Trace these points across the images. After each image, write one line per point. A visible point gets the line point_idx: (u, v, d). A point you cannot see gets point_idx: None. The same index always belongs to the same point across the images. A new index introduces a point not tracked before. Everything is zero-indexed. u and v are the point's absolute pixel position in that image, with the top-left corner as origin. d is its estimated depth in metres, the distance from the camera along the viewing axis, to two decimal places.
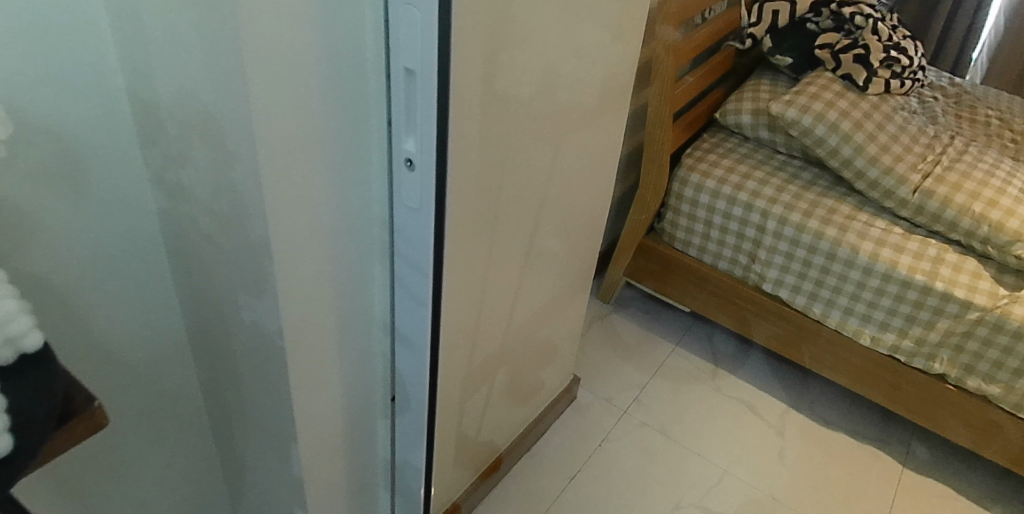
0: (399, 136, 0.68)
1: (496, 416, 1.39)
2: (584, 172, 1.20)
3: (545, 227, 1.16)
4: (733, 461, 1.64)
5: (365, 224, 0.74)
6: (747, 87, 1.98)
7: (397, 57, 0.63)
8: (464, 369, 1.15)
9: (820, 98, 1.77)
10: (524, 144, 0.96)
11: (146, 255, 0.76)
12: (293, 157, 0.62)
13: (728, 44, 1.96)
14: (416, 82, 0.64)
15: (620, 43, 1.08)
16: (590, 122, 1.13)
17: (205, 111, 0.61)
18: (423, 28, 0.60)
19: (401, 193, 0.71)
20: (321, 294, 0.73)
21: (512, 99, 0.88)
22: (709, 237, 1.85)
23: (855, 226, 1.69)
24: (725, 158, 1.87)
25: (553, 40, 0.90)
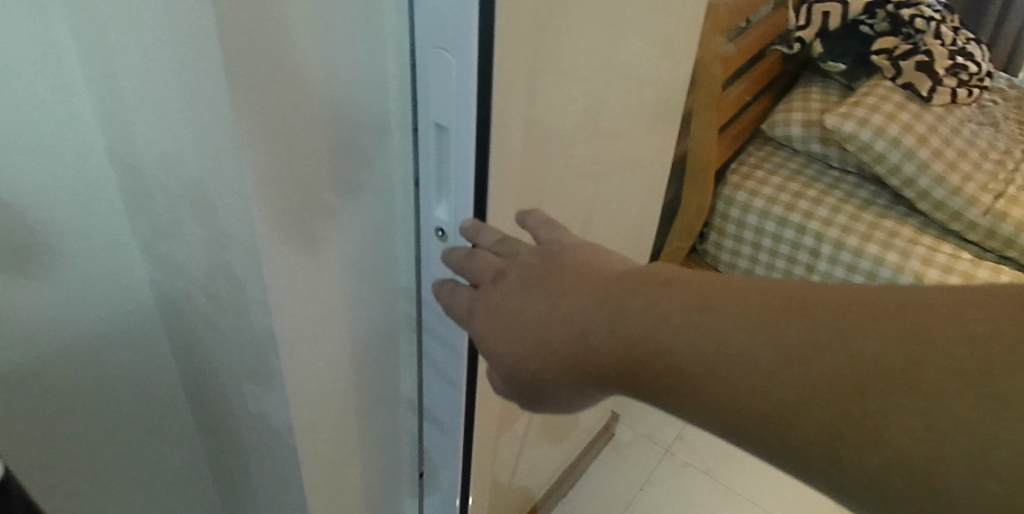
0: (428, 200, 0.58)
1: (531, 462, 1.28)
2: (620, 207, 1.05)
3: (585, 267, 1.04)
4: (787, 506, 1.52)
5: (387, 298, 0.64)
6: (795, 96, 1.82)
7: (425, 109, 0.53)
8: (497, 425, 1.04)
9: (880, 110, 1.63)
10: (567, 184, 0.85)
11: (130, 312, 0.72)
12: (296, 227, 0.52)
13: (774, 49, 1.76)
14: (449, 141, 0.54)
15: (671, 63, 0.96)
16: (633, 149, 0.99)
17: (198, 176, 0.52)
18: (459, 77, 0.50)
19: (433, 264, 0.61)
20: (338, 377, 0.63)
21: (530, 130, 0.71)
22: (757, 260, 1.74)
23: (919, 251, 1.56)
24: (775, 174, 1.74)
25: (593, 62, 0.76)
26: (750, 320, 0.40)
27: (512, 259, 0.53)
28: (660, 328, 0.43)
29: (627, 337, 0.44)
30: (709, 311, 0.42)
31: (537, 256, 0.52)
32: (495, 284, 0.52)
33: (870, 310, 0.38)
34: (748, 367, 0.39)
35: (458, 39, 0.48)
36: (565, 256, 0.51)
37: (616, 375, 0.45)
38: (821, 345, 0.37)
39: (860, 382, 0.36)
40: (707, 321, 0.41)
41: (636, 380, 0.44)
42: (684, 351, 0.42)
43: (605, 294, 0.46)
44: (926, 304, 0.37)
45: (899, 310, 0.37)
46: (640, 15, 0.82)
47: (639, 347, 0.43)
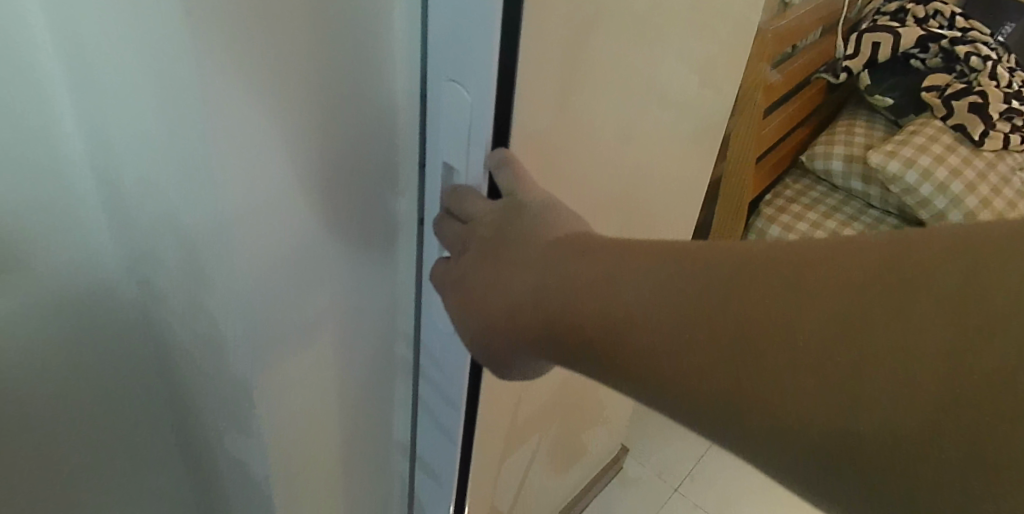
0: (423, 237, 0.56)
1: (536, 492, 1.24)
2: None
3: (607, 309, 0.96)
4: None
5: (377, 323, 0.62)
6: (839, 128, 1.74)
7: (436, 147, 0.51)
8: (497, 464, 0.98)
9: (929, 151, 1.55)
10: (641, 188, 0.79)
11: (118, 333, 0.67)
12: (267, 229, 0.49)
13: (819, 76, 1.69)
14: (458, 180, 0.52)
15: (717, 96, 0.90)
16: (680, 199, 0.90)
17: (182, 204, 0.50)
18: (472, 114, 0.48)
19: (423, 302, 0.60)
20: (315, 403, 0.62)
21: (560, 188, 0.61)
22: None
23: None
24: (811, 210, 1.67)
25: (650, 106, 0.67)
26: (750, 267, 0.36)
27: (476, 227, 0.49)
28: (637, 300, 0.38)
29: (614, 285, 0.40)
30: (708, 263, 0.37)
31: (495, 212, 0.48)
32: (461, 259, 0.49)
33: (874, 262, 0.32)
34: (741, 314, 0.35)
35: (475, 77, 0.45)
36: (526, 216, 0.46)
37: (587, 338, 0.41)
38: (811, 304, 0.33)
39: (863, 330, 0.31)
40: (691, 272, 0.37)
41: (607, 344, 0.40)
42: (666, 300, 0.38)
43: (587, 248, 0.43)
44: (942, 248, 0.31)
45: (903, 255, 0.32)
46: (701, 55, 0.73)
47: (612, 317, 0.39)
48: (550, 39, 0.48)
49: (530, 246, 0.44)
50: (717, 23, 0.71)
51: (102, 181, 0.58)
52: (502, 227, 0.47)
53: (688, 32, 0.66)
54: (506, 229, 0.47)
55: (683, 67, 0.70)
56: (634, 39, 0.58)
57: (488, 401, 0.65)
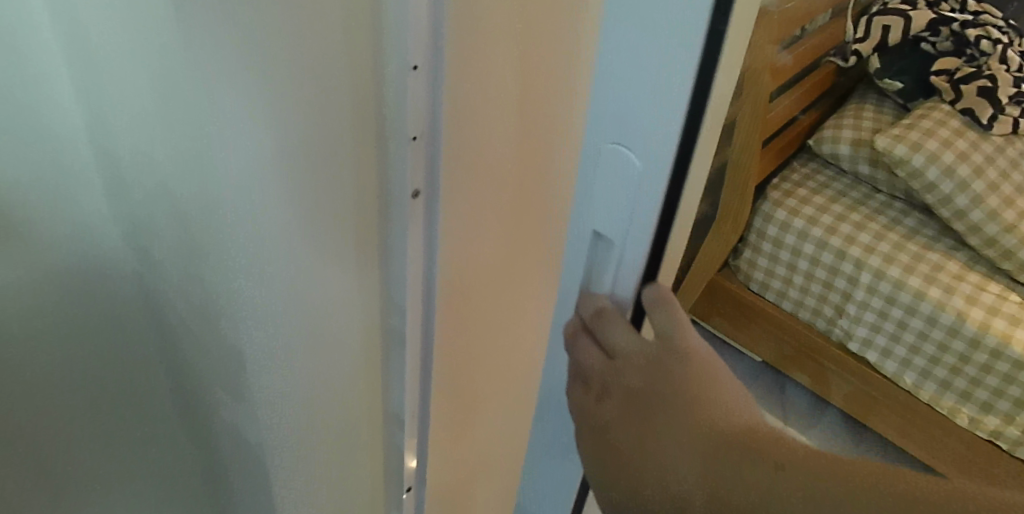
0: (410, 213, 0.53)
1: None
2: None
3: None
4: None
5: (366, 306, 0.60)
6: (846, 112, 1.69)
7: (586, 219, 0.66)
8: None
9: (937, 135, 1.54)
10: None
11: (116, 320, 0.65)
12: (266, 186, 0.51)
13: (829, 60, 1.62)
14: (603, 241, 0.66)
15: None
16: None
17: (186, 173, 0.53)
18: (630, 175, 0.61)
19: (413, 281, 0.57)
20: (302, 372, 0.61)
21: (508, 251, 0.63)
22: (792, 281, 1.69)
23: (942, 280, 1.55)
24: (818, 194, 1.67)
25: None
26: (757, 444, 0.50)
27: (621, 360, 0.64)
28: (688, 455, 0.52)
29: (661, 428, 0.56)
30: (742, 435, 0.52)
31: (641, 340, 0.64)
32: (600, 403, 0.64)
33: (860, 471, 0.43)
34: (740, 471, 0.49)
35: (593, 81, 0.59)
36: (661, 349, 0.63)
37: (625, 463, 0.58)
38: (812, 492, 0.43)
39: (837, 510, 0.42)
40: (722, 435, 0.52)
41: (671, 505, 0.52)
42: (692, 453, 0.52)
43: (645, 398, 0.59)
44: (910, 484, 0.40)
45: (865, 472, 0.42)
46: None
47: (684, 482, 0.51)
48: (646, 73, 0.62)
49: (644, 402, 0.59)
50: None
51: (104, 161, 0.56)
52: (631, 367, 0.63)
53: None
54: (638, 367, 0.63)
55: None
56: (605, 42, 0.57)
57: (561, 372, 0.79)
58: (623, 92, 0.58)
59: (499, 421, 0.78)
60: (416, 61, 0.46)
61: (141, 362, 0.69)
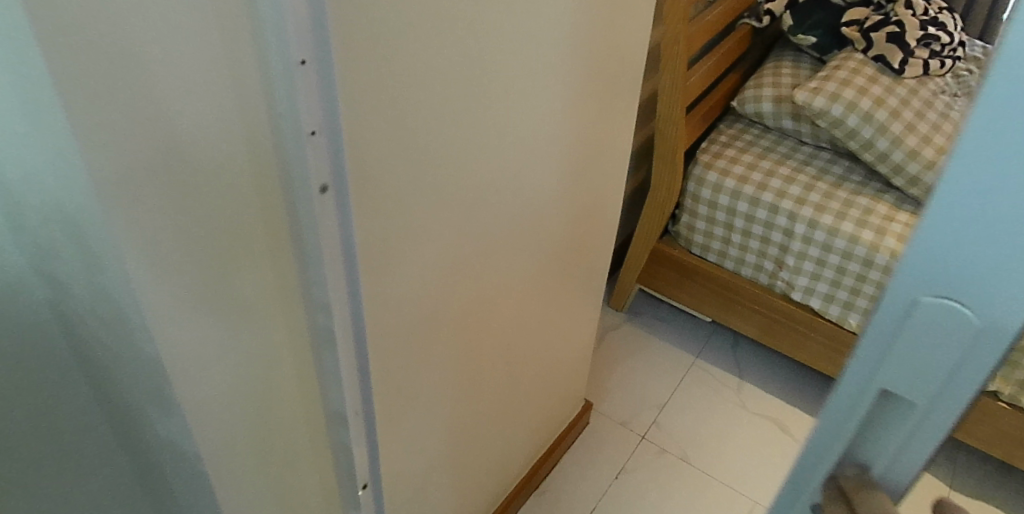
0: (319, 206, 0.59)
1: (516, 440, 1.31)
2: (599, 189, 1.10)
3: (526, 275, 1.02)
4: (766, 492, 1.54)
5: (287, 300, 0.63)
6: (766, 71, 1.75)
7: (863, 370, 0.38)
8: (463, 416, 1.04)
9: (852, 84, 1.57)
10: (604, 123, 1.01)
11: (45, 353, 0.62)
12: (163, 212, 0.50)
13: (744, 22, 1.71)
14: (892, 406, 0.39)
15: (634, 53, 0.99)
16: (595, 142, 1.01)
17: (64, 209, 0.50)
18: (968, 335, 0.33)
19: (334, 274, 0.64)
20: (240, 384, 0.63)
21: (412, 227, 0.72)
22: (730, 241, 1.67)
23: (895, 228, 1.52)
24: (745, 153, 1.67)
25: (509, 74, 0.75)
26: None
27: None
28: None
29: None
30: None
31: None
32: None
33: None
34: None
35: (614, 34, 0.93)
36: None
37: None
38: None
39: None
40: None
41: None
42: None
43: None
44: None
45: None
46: (566, 24, 0.81)
47: None
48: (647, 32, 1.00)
49: None
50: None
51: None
52: None
53: (536, 8, 0.74)
54: None
55: (535, 45, 0.77)
56: (457, 33, 0.65)
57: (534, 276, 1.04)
58: (983, 175, 0.28)
59: (428, 382, 0.89)
60: (303, 55, 0.51)
61: (75, 393, 0.66)
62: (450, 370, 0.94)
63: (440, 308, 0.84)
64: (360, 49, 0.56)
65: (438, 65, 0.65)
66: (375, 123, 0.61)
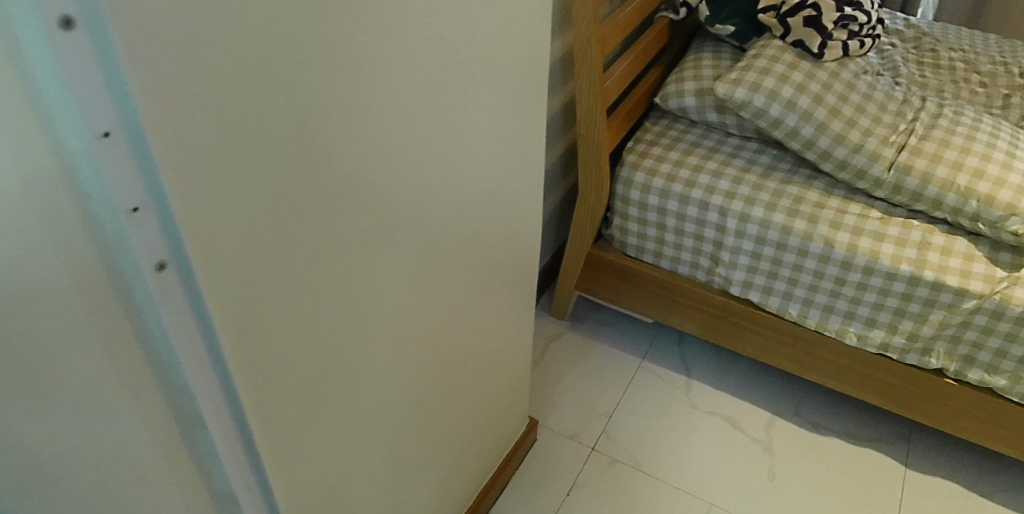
0: (159, 286, 0.54)
1: (457, 469, 1.26)
2: (500, 205, 1.07)
3: (432, 303, 0.98)
4: (722, 490, 1.53)
5: (143, 389, 0.57)
6: (686, 64, 1.72)
7: None
8: (386, 457, 1.00)
9: (772, 72, 1.54)
10: (494, 138, 0.98)
11: None
12: None
13: (660, 16, 1.67)
14: None
15: (514, 65, 0.96)
16: (487, 159, 0.98)
17: None
18: None
19: (185, 349, 0.59)
20: (99, 489, 0.57)
21: (277, 280, 0.67)
22: (664, 241, 1.65)
23: (827, 215, 1.51)
24: (672, 149, 1.64)
25: (371, 105, 0.70)
26: None
27: None
28: None
29: None
30: None
31: None
32: None
33: None
34: None
35: (492, 49, 0.89)
36: None
37: None
38: None
39: None
40: None
41: None
42: None
43: None
44: None
45: None
46: (434, 46, 0.77)
47: None
48: (527, 43, 0.97)
49: None
50: (429, 10, 0.74)
51: None
52: None
53: (394, 33, 0.70)
54: None
55: (401, 73, 0.73)
56: (295, 70, 0.59)
57: (440, 305, 1.00)
58: None
59: (330, 434, 0.84)
60: (106, 126, 0.46)
61: None
62: (358, 415, 0.89)
63: (329, 356, 0.79)
64: (176, 109, 0.50)
65: (277, 110, 0.59)
66: (211, 184, 0.55)
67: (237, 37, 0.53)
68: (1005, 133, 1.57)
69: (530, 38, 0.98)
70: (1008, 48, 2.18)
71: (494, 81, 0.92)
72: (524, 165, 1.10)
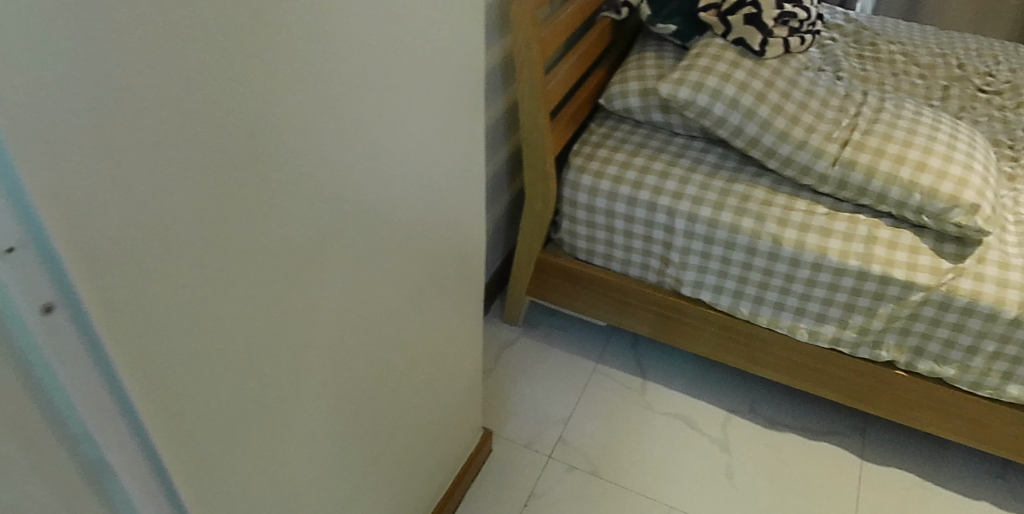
0: (47, 331, 0.49)
1: (407, 488, 1.23)
2: (439, 217, 1.04)
3: (370, 322, 0.94)
4: (681, 492, 1.52)
5: (40, 442, 0.52)
6: (630, 64, 1.71)
7: None
8: (327, 483, 0.96)
9: (715, 71, 1.53)
10: (429, 149, 0.95)
11: None
12: None
13: (601, 16, 1.66)
14: None
15: (446, 73, 0.93)
16: (423, 170, 0.95)
17: None
18: None
19: (83, 394, 0.54)
20: None
21: (191, 308, 0.63)
22: (613, 243, 1.63)
23: (774, 213, 1.51)
24: (618, 151, 1.63)
25: (286, 118, 0.66)
26: None
27: None
28: None
29: None
30: None
31: None
32: None
33: None
34: None
35: (421, 58, 0.86)
36: None
37: None
38: None
39: None
40: None
41: None
42: None
43: None
44: None
45: None
46: (356, 58, 0.74)
47: None
48: (459, 49, 0.95)
49: None
50: (348, 21, 0.70)
51: None
52: None
53: (309, 46, 0.66)
54: None
55: (320, 88, 0.69)
56: (195, 83, 0.55)
57: (379, 324, 0.97)
58: None
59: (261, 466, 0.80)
60: None
61: None
62: (293, 443, 0.85)
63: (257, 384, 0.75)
64: (49, 135, 0.45)
65: (177, 132, 0.55)
66: (100, 214, 0.51)
67: (119, 53, 0.48)
68: (945, 125, 1.59)
69: (462, 45, 0.95)
70: (946, 39, 2.23)
71: (425, 90, 0.89)
72: (463, 175, 1.07)
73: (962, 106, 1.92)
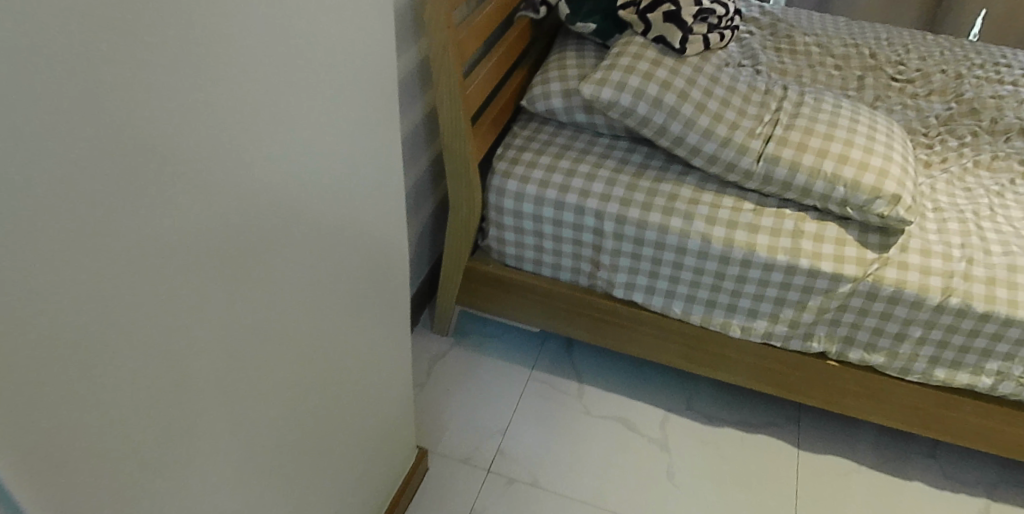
0: None
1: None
2: (354, 235, 0.98)
3: (281, 353, 0.87)
4: (626, 495, 1.50)
5: None
6: (551, 64, 1.68)
7: None
8: None
9: (637, 69, 1.52)
10: (340, 164, 0.89)
11: None
12: None
13: (520, 17, 1.62)
14: None
15: (353, 83, 0.87)
16: (335, 188, 0.89)
17: None
18: None
19: None
20: None
21: (68, 366, 0.55)
22: (543, 248, 1.60)
23: (701, 211, 1.50)
24: (542, 154, 1.59)
25: (172, 143, 0.59)
26: None
27: None
28: None
29: None
30: None
31: None
32: None
33: None
34: None
35: (325, 70, 0.80)
36: None
37: None
38: None
39: None
40: None
41: None
42: None
43: None
44: None
45: None
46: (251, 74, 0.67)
47: None
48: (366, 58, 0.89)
49: None
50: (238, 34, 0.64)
51: None
52: None
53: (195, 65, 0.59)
54: None
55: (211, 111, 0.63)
56: (52, 110, 0.47)
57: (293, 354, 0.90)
58: None
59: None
60: None
61: None
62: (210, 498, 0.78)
63: (158, 437, 0.67)
64: None
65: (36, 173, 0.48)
66: None
67: None
68: (862, 116, 1.62)
69: (370, 53, 0.90)
70: (858, 30, 2.28)
71: (331, 104, 0.83)
72: (379, 189, 1.02)
73: (877, 96, 1.97)
